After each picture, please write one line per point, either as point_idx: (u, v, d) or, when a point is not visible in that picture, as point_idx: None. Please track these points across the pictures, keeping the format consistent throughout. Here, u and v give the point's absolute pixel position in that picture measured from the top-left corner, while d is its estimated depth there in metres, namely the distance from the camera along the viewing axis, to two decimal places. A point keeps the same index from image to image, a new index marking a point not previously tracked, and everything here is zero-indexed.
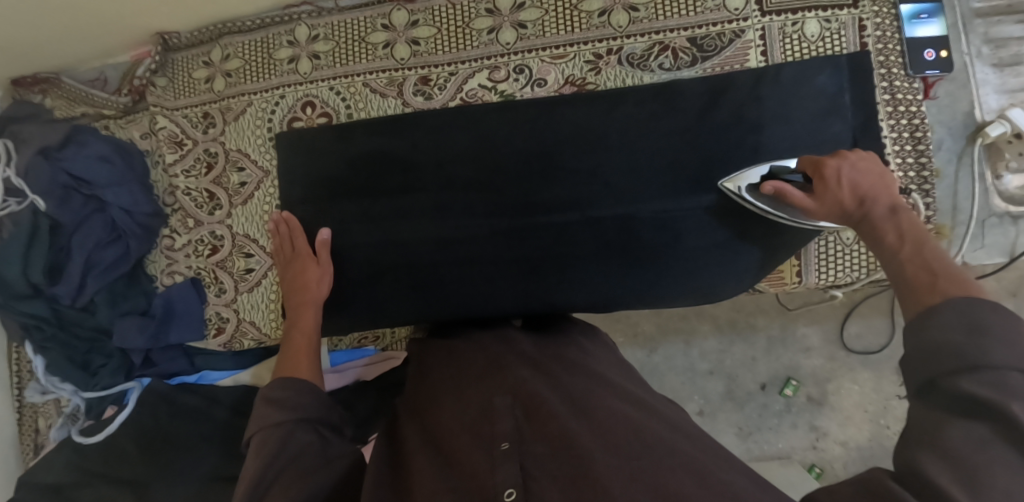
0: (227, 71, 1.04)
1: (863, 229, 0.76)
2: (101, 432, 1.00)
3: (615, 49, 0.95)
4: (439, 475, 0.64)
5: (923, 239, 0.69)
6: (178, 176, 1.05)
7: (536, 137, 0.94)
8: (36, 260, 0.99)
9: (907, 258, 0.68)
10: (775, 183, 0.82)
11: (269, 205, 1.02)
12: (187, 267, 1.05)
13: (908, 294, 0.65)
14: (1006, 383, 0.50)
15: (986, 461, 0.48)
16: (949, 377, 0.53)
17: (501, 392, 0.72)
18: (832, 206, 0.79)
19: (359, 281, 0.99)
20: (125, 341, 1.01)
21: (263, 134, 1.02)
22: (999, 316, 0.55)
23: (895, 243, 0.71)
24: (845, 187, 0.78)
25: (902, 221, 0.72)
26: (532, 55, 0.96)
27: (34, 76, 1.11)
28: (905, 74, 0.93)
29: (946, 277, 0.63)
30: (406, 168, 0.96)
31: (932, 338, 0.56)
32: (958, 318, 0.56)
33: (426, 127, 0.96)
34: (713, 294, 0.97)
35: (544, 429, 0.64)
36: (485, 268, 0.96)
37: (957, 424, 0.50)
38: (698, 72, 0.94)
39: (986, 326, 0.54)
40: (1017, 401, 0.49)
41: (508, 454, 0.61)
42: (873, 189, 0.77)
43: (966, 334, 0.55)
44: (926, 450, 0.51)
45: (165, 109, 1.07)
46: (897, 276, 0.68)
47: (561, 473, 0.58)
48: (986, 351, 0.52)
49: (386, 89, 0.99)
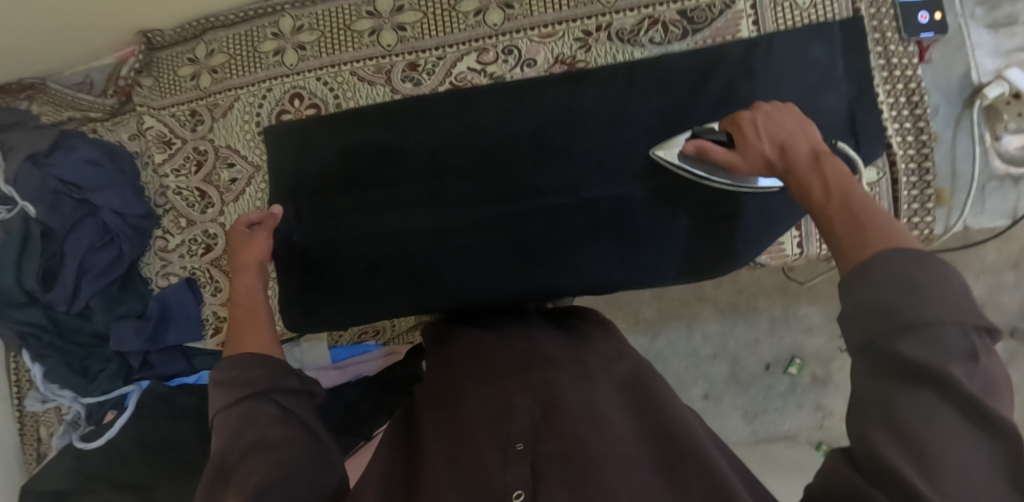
0: (212, 67, 1.03)
1: (790, 181, 0.69)
2: (101, 437, 0.98)
3: (604, 26, 0.93)
4: (451, 467, 0.64)
5: (850, 185, 0.62)
6: (168, 176, 1.04)
7: (528, 119, 0.93)
8: (30, 268, 0.98)
9: (833, 211, 0.61)
10: (695, 142, 0.79)
11: (260, 201, 1.01)
12: (182, 267, 1.04)
13: (839, 251, 0.58)
14: (943, 341, 0.47)
15: (937, 436, 0.44)
16: (888, 340, 0.48)
17: (520, 390, 0.71)
18: (755, 159, 0.73)
19: (357, 274, 0.97)
20: (120, 343, 0.99)
21: (252, 129, 1.01)
22: (927, 269, 0.50)
23: (820, 196, 0.63)
24: (763, 137, 0.73)
25: (825, 169, 0.65)
26: (520, 35, 0.94)
27: (19, 83, 1.09)
28: (899, 38, 0.91)
29: (873, 228, 0.56)
30: (398, 158, 0.95)
31: (865, 294, 0.51)
32: (891, 275, 0.51)
33: (417, 115, 0.95)
34: (715, 269, 0.94)
35: (560, 432, 0.64)
36: (482, 257, 0.95)
37: (904, 393, 0.47)
38: (689, 45, 0.92)
39: (919, 282, 0.49)
40: (958, 362, 0.46)
41: (521, 454, 0.62)
42: (792, 137, 0.71)
43: (902, 292, 0.49)
44: (879, 424, 0.47)
45: (152, 108, 1.06)
46: (826, 231, 0.61)
47: (568, 474, 0.59)
48: (921, 307, 0.48)
49: (374, 77, 0.97)
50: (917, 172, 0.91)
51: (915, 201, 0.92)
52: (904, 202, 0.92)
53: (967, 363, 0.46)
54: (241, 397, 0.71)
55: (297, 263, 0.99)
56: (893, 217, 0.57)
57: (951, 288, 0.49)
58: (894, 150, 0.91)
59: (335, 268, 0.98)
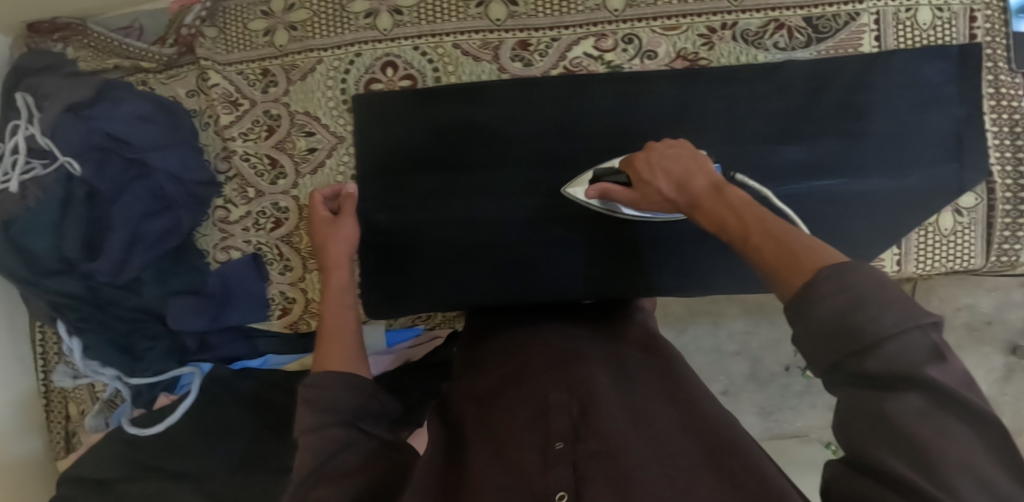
0: (291, 23, 0.94)
1: (696, 216, 0.63)
2: (161, 422, 0.90)
3: (730, 24, 0.88)
4: (486, 468, 0.57)
5: (757, 209, 0.57)
6: (234, 140, 0.95)
7: (642, 114, 0.88)
8: (73, 234, 0.90)
9: (755, 244, 0.54)
10: (598, 187, 0.77)
11: (342, 176, 0.93)
12: (245, 242, 0.95)
13: (772, 284, 0.51)
14: (909, 350, 0.42)
15: (933, 435, 0.40)
16: (853, 358, 0.43)
17: (558, 386, 0.65)
18: (653, 198, 0.70)
19: (447, 261, 0.92)
20: (182, 324, 0.90)
21: (336, 96, 0.92)
22: (866, 277, 0.44)
23: (736, 227, 0.57)
24: (659, 175, 0.68)
25: (729, 198, 0.60)
26: (642, 24, 0.88)
27: (53, 22, 1.00)
28: (1009, 69, 0.90)
29: (799, 247, 0.50)
30: (495, 139, 0.90)
31: (819, 323, 0.45)
32: (838, 292, 0.44)
33: (521, 94, 0.89)
34: None
35: (600, 430, 0.57)
36: (584, 253, 0.91)
37: (889, 398, 0.42)
38: (813, 54, 0.89)
39: (869, 296, 0.43)
40: (931, 364, 0.41)
41: (562, 454, 0.55)
42: (686, 170, 0.66)
43: (853, 308, 0.43)
44: (877, 438, 0.42)
45: (216, 63, 0.95)
46: (753, 264, 0.54)
47: (615, 478, 0.52)
48: (876, 320, 0.42)
49: (480, 53, 0.90)
50: (1013, 200, 0.91)
51: (1008, 228, 0.91)
52: (997, 229, 0.91)
53: (935, 361, 0.42)
54: (329, 421, 0.63)
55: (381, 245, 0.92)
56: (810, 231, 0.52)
57: (885, 291, 0.44)
58: (993, 179, 0.90)
59: (429, 249, 0.92)
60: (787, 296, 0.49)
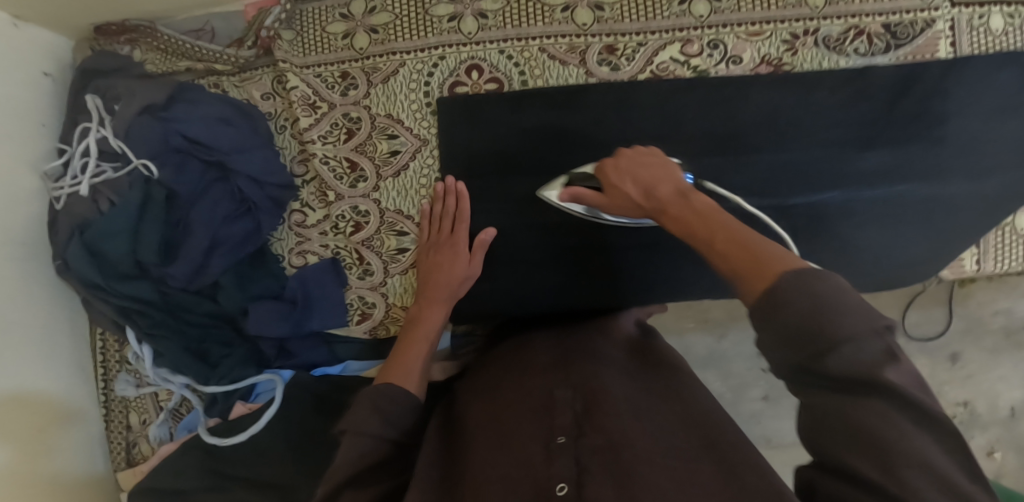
0: (372, 26, 0.93)
1: (665, 221, 0.69)
2: (243, 432, 0.88)
3: (812, 30, 0.90)
4: (492, 458, 0.62)
5: (720, 216, 0.62)
6: (314, 142, 0.93)
7: (727, 119, 0.90)
8: (148, 238, 0.88)
9: (718, 248, 0.58)
10: (569, 191, 0.82)
11: (426, 178, 0.92)
12: (323, 246, 0.94)
13: (738, 287, 0.54)
14: (863, 353, 0.45)
15: (895, 435, 0.44)
16: (818, 358, 0.46)
17: (562, 385, 0.70)
18: (621, 202, 0.77)
19: (536, 264, 0.93)
20: (262, 328, 0.89)
21: (420, 99, 0.92)
22: (825, 280, 0.48)
23: (704, 232, 0.61)
24: (628, 183, 0.76)
25: (696, 204, 0.66)
26: (727, 30, 0.89)
27: (121, 25, 0.98)
28: None
29: (763, 252, 0.54)
30: (585, 143, 0.90)
31: (783, 320, 0.48)
32: (803, 298, 0.47)
33: (611, 99, 0.89)
34: (893, 282, 0.98)
35: (602, 425, 0.62)
36: (671, 254, 0.93)
37: (857, 403, 0.46)
38: (892, 60, 0.91)
39: (829, 301, 0.47)
40: (897, 372, 0.45)
41: (565, 446, 0.60)
42: (653, 181, 0.73)
43: (817, 310, 0.47)
44: (844, 443, 0.46)
45: (294, 66, 0.94)
46: (717, 267, 0.58)
47: (613, 469, 0.57)
48: (840, 321, 0.46)
49: (567, 56, 0.90)
50: None
51: None
52: None
53: (887, 361, 0.45)
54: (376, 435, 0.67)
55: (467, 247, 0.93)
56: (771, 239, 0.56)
57: (846, 295, 0.47)
58: None
59: (520, 255, 0.93)
60: (749, 298, 0.52)
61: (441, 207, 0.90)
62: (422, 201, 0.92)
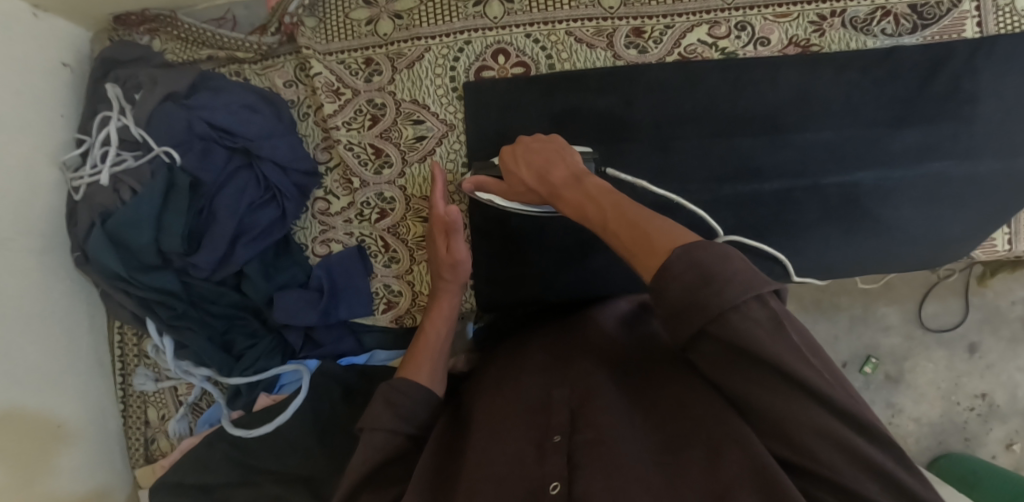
0: (396, 12, 0.92)
1: (561, 206, 0.71)
2: (269, 423, 0.86)
3: (839, 12, 0.89)
4: (487, 453, 0.63)
5: (613, 195, 0.67)
6: (337, 129, 0.92)
7: (759, 101, 0.89)
8: (173, 227, 0.86)
9: (612, 228, 0.64)
10: (472, 179, 0.80)
11: (453, 162, 0.91)
12: (347, 234, 0.92)
13: (634, 265, 0.60)
14: (748, 321, 0.51)
15: (800, 413, 0.52)
16: (711, 328, 0.53)
17: (560, 382, 0.69)
18: (519, 188, 0.77)
19: (569, 250, 0.93)
20: (291, 317, 0.87)
21: (445, 84, 0.91)
22: (706, 251, 0.54)
23: (597, 213, 0.66)
24: (523, 168, 0.76)
25: (588, 187, 0.69)
26: (755, 12, 0.89)
27: (141, 15, 0.97)
28: None
29: (651, 229, 0.60)
30: (618, 126, 0.89)
31: (673, 299, 0.54)
32: (689, 272, 0.54)
33: (644, 82, 0.89)
34: (933, 262, 0.98)
35: (595, 421, 0.62)
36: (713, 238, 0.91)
37: (759, 385, 0.54)
38: (919, 40, 0.91)
39: (712, 274, 0.53)
40: (798, 354, 0.51)
41: (559, 447, 0.61)
42: (546, 164, 0.75)
43: (702, 286, 0.53)
44: (764, 427, 0.55)
45: (318, 53, 0.93)
46: (613, 246, 0.63)
47: (602, 464, 0.57)
48: (726, 295, 0.52)
49: (594, 40, 0.89)
50: None
51: None
52: None
53: (772, 329, 0.51)
54: (388, 430, 0.68)
55: (498, 232, 0.93)
56: (660, 214, 0.62)
57: (734, 266, 0.53)
58: None
59: (547, 241, 0.93)
60: (646, 276, 0.58)
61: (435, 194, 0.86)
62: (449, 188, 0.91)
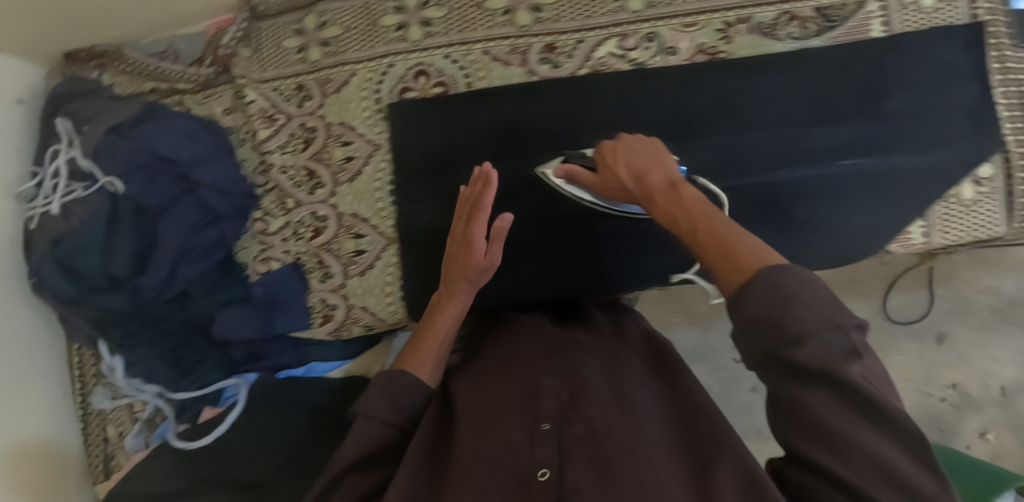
0: (324, 39, 0.97)
1: (650, 209, 0.70)
2: (207, 435, 0.90)
3: (745, 18, 0.93)
4: (480, 441, 0.66)
5: (706, 206, 0.64)
6: (272, 152, 0.97)
7: (673, 107, 0.92)
8: (119, 251, 0.91)
9: (699, 238, 0.61)
10: (563, 167, 0.83)
11: (381, 180, 0.94)
12: (284, 252, 0.97)
13: (715, 275, 0.59)
14: (827, 345, 0.50)
15: (847, 428, 0.50)
16: (784, 351, 0.51)
17: (547, 371, 0.72)
18: (612, 187, 0.77)
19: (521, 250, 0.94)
20: (228, 331, 0.91)
21: (371, 106, 0.95)
22: (784, 273, 0.53)
23: (685, 220, 0.64)
24: (620, 166, 0.75)
25: (683, 196, 0.67)
26: (663, 23, 0.92)
27: (89, 51, 1.03)
28: (1012, 45, 0.95)
29: (739, 246, 0.57)
30: (538, 138, 0.92)
31: (750, 313, 0.53)
32: (767, 291, 0.52)
33: (559, 95, 0.92)
34: (849, 258, 0.97)
35: (587, 414, 0.66)
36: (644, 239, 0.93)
37: (804, 392, 0.51)
38: (825, 42, 0.94)
39: (792, 293, 0.51)
40: (851, 362, 0.50)
41: (548, 435, 0.64)
42: (646, 164, 0.74)
43: (778, 306, 0.51)
44: (799, 431, 0.52)
45: (253, 81, 0.99)
46: (697, 258, 0.61)
47: (594, 457, 0.62)
48: (802, 316, 0.50)
49: (509, 57, 0.93)
50: None
51: None
52: (1019, 196, 0.94)
53: (847, 357, 0.50)
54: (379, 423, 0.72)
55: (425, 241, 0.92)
56: (751, 233, 0.59)
57: (814, 289, 0.52)
58: (1010, 149, 0.94)
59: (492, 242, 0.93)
60: (725, 288, 0.57)
61: (473, 189, 0.81)
62: (378, 205, 0.94)
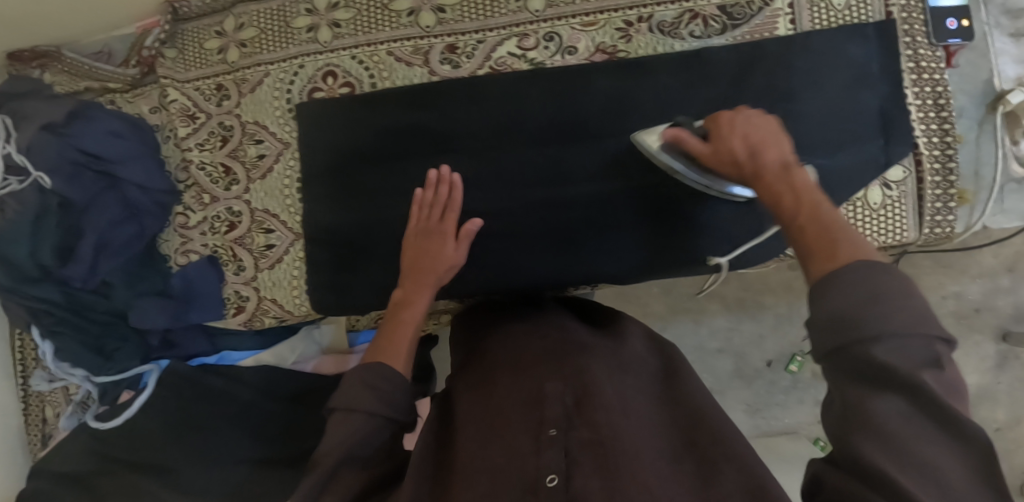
0: (241, 41, 1.01)
1: (758, 188, 0.68)
2: (118, 417, 0.96)
3: (646, 17, 0.93)
4: (483, 449, 0.63)
5: (820, 198, 0.63)
6: (191, 150, 1.01)
7: (570, 105, 0.92)
8: (46, 242, 0.96)
9: (802, 226, 0.61)
10: (673, 130, 0.77)
11: (290, 178, 0.98)
12: (203, 245, 1.01)
13: (806, 261, 0.58)
14: (907, 351, 0.47)
15: (910, 435, 0.45)
16: (855, 348, 0.48)
17: (552, 376, 0.69)
18: (722, 159, 0.73)
19: None
20: (143, 320, 0.97)
21: (282, 105, 0.99)
22: (893, 278, 0.50)
23: (791, 205, 0.63)
24: (736, 137, 0.72)
25: (795, 180, 0.66)
26: (562, 22, 0.93)
27: (32, 51, 1.07)
28: (928, 43, 0.93)
29: (844, 238, 0.56)
30: (435, 139, 0.94)
31: (832, 307, 0.50)
32: (854, 288, 0.50)
33: (459, 96, 0.94)
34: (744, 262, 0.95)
35: (593, 419, 0.62)
36: (541, 239, 0.94)
37: (875, 398, 0.46)
38: (728, 40, 0.93)
39: (881, 292, 0.49)
40: (926, 370, 0.46)
41: (555, 440, 0.60)
42: (763, 141, 0.71)
43: (867, 301, 0.49)
44: (859, 432, 0.46)
45: (175, 81, 1.02)
46: (794, 243, 0.61)
47: (602, 465, 0.58)
48: (879, 318, 0.48)
49: (412, 58, 0.96)
50: (941, 172, 0.93)
51: (938, 200, 0.93)
52: (927, 200, 0.93)
53: (931, 370, 0.46)
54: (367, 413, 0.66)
55: (326, 240, 0.96)
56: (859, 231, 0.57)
57: (896, 286, 0.49)
58: (920, 150, 0.92)
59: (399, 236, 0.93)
60: (812, 272, 0.56)
61: (434, 193, 0.89)
62: (287, 202, 0.98)
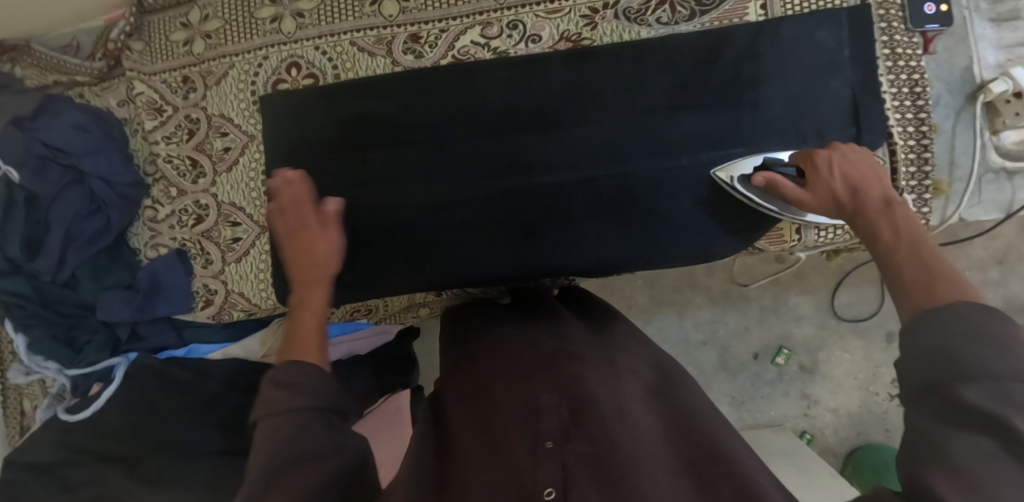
0: (206, 32, 0.99)
1: (858, 222, 0.72)
2: (88, 409, 0.98)
3: (611, 3, 0.91)
4: (482, 465, 0.61)
5: (919, 233, 0.65)
6: (158, 143, 1.01)
7: (531, 93, 0.91)
8: (13, 235, 0.96)
9: (900, 261, 0.63)
10: (767, 175, 0.80)
11: (255, 171, 0.98)
12: (172, 238, 1.01)
13: (900, 298, 0.61)
14: (1007, 395, 0.47)
15: (991, 476, 0.45)
16: (953, 386, 0.49)
17: (546, 386, 0.66)
18: (825, 197, 0.75)
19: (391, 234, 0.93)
20: (109, 313, 0.98)
21: (247, 97, 0.98)
22: (996, 320, 0.52)
23: (890, 241, 0.66)
24: (836, 176, 0.75)
25: (897, 215, 0.69)
26: (526, 10, 0.92)
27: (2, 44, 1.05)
28: (904, 28, 0.90)
29: (942, 276, 0.59)
30: (396, 131, 0.93)
31: (928, 343, 0.53)
32: (957, 325, 0.53)
33: (420, 88, 0.93)
34: (708, 254, 0.94)
35: (591, 431, 0.60)
36: (505, 232, 0.92)
37: (960, 436, 0.48)
38: (697, 27, 0.91)
39: (985, 333, 0.51)
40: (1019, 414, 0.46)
41: (552, 453, 0.58)
42: (865, 180, 0.74)
43: (965, 340, 0.51)
44: (935, 467, 0.47)
45: (142, 74, 1.01)
46: (890, 278, 0.63)
47: (601, 479, 0.56)
48: (982, 358, 0.50)
49: (374, 48, 0.94)
50: (916, 162, 0.91)
51: (913, 191, 0.91)
52: (901, 191, 0.90)
53: None
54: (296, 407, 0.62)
55: None
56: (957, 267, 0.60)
57: (997, 327, 0.51)
58: (894, 140, 0.90)
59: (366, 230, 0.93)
60: (907, 310, 0.59)
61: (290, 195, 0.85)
62: (253, 195, 0.98)
